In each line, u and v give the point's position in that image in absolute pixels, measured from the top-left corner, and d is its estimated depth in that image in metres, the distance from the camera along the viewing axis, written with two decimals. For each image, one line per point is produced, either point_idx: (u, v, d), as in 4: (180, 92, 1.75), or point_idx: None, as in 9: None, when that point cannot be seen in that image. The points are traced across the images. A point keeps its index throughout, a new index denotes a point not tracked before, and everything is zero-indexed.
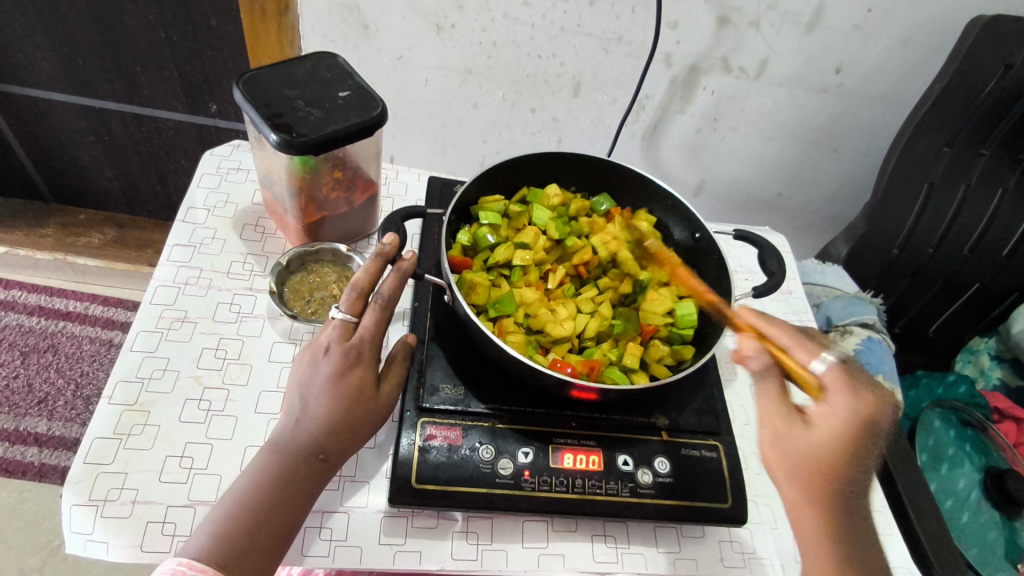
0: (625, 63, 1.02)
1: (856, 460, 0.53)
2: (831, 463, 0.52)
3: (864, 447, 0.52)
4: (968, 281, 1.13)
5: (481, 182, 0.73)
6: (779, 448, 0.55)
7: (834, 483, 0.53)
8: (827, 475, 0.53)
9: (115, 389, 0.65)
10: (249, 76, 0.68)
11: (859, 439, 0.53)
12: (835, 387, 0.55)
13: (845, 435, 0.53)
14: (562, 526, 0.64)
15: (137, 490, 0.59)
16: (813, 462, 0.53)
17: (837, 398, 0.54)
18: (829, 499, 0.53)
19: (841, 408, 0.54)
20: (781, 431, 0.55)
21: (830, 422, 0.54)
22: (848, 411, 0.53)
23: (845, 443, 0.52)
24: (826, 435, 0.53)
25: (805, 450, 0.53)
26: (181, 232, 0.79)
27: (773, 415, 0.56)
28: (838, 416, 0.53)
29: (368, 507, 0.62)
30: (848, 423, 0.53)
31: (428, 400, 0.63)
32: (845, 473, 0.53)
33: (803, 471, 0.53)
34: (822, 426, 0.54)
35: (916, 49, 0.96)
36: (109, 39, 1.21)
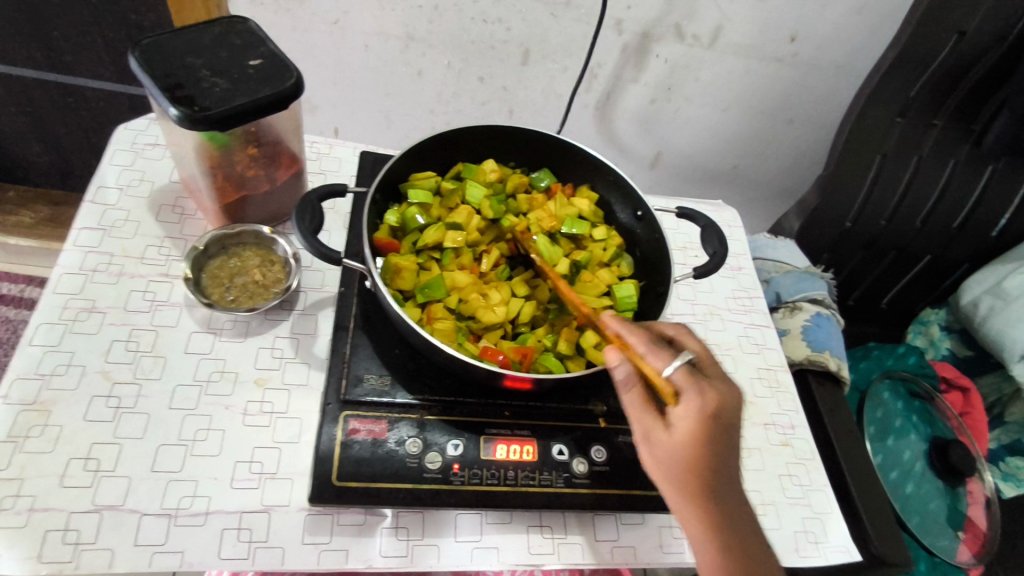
0: (574, 29, 0.97)
1: (717, 458, 0.48)
2: (698, 467, 0.48)
3: (721, 441, 0.48)
4: (920, 252, 1.13)
5: (411, 157, 0.69)
6: (651, 455, 0.51)
7: (705, 481, 0.49)
8: (699, 479, 0.49)
9: (13, 385, 0.60)
10: (147, 44, 0.62)
11: (714, 436, 0.47)
12: (687, 389, 0.48)
13: (701, 437, 0.47)
14: (495, 518, 0.62)
15: (34, 497, 0.55)
16: (681, 471, 0.49)
17: (687, 397, 0.48)
18: (703, 502, 0.49)
19: (692, 413, 0.47)
20: (648, 441, 0.51)
21: (683, 425, 0.48)
22: (699, 410, 0.47)
23: (701, 446, 0.47)
24: (682, 438, 0.48)
25: (670, 456, 0.49)
26: (90, 214, 0.73)
27: (642, 426, 0.51)
28: (693, 421, 0.47)
29: (292, 505, 0.59)
30: (702, 425, 0.47)
31: (351, 393, 0.60)
32: (713, 476, 0.49)
33: (675, 477, 0.49)
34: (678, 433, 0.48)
35: (870, 17, 0.93)
36: (21, 3, 1.12)
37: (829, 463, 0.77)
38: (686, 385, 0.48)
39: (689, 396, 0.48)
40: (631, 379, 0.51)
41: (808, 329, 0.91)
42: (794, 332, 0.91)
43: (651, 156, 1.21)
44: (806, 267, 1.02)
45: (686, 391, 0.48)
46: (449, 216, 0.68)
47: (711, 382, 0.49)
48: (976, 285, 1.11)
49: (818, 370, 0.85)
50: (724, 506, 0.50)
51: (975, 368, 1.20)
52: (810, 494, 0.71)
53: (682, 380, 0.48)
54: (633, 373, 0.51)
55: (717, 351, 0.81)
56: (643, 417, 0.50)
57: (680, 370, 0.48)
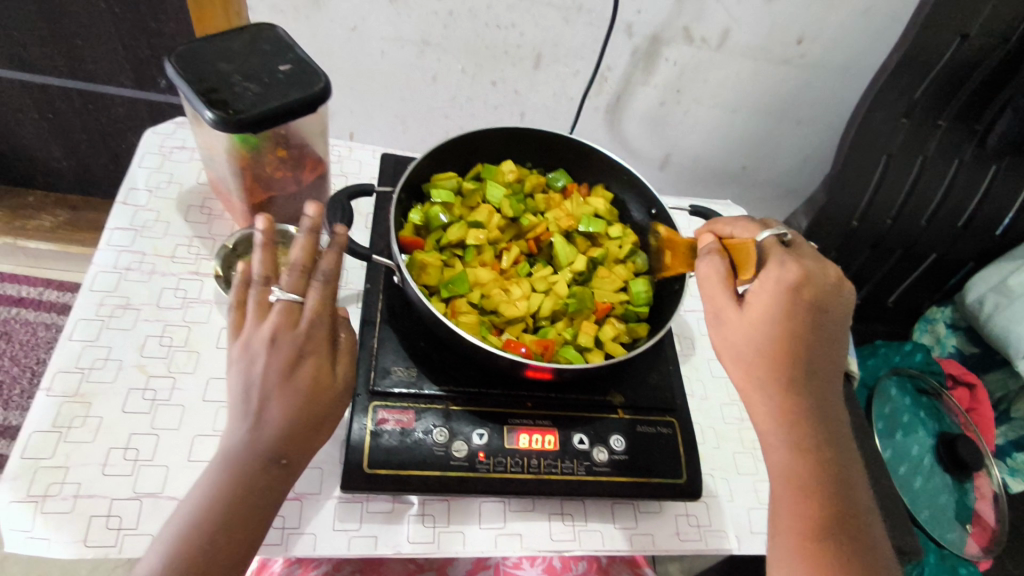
0: (586, 33, 1.00)
1: (791, 326, 0.55)
2: (780, 336, 0.55)
3: (805, 313, 0.55)
4: (926, 251, 1.15)
5: (433, 158, 0.71)
6: (723, 330, 0.58)
7: (778, 352, 0.55)
8: (779, 346, 0.55)
9: (55, 379, 0.63)
10: (181, 50, 0.64)
11: (797, 305, 0.54)
12: (773, 257, 0.56)
13: (775, 304, 0.55)
14: (518, 506, 0.64)
15: (79, 484, 0.58)
16: (761, 339, 0.55)
17: (772, 266, 0.55)
18: (784, 371, 0.55)
19: (770, 283, 0.55)
20: (721, 317, 0.57)
21: (766, 294, 0.55)
22: (783, 277, 0.54)
23: (785, 313, 0.54)
24: (764, 307, 0.55)
25: (744, 324, 0.56)
26: (121, 215, 0.76)
27: (714, 300, 0.58)
28: (768, 287, 0.55)
29: (323, 494, 0.61)
30: (785, 291, 0.54)
31: (379, 384, 0.62)
32: (795, 346, 0.55)
33: (749, 345, 0.56)
34: (755, 301, 0.56)
35: (875, 20, 0.96)
36: (47, 12, 1.15)
37: None
38: (772, 254, 0.56)
39: (769, 268, 0.56)
40: (711, 250, 0.58)
41: None
42: None
43: (660, 157, 1.23)
44: None
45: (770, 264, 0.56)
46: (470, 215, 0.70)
47: (805, 257, 0.57)
48: (980, 283, 1.13)
49: None
50: (800, 381, 0.55)
51: (982, 365, 1.22)
52: None
53: (770, 253, 0.57)
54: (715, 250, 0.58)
55: None
56: (721, 289, 0.57)
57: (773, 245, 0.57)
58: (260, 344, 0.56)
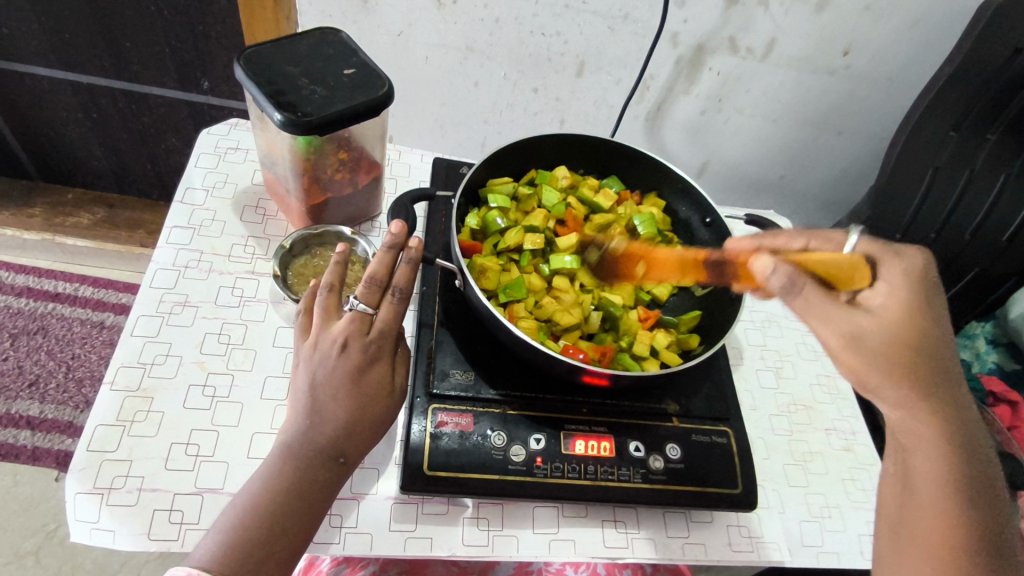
0: (630, 42, 0.99)
1: (930, 327, 0.52)
2: (921, 341, 0.52)
3: (932, 309, 0.53)
4: (968, 266, 1.11)
5: (489, 164, 0.72)
6: (863, 353, 0.51)
7: (930, 361, 0.52)
8: (928, 352, 0.52)
9: (118, 374, 0.64)
10: (250, 52, 0.66)
11: (927, 302, 0.53)
12: (885, 261, 0.55)
13: (912, 307, 0.52)
14: (572, 512, 0.64)
15: (143, 478, 0.58)
16: (906, 348, 0.51)
17: (890, 271, 0.54)
18: (931, 378, 0.52)
19: (896, 284, 0.53)
20: (860, 338, 0.51)
21: (897, 298, 0.52)
22: (911, 276, 0.53)
23: (921, 314, 0.52)
24: (898, 312, 0.52)
25: (890, 339, 0.51)
26: (179, 214, 0.77)
27: (847, 324, 0.50)
28: (897, 293, 0.52)
29: (379, 494, 0.61)
30: (914, 289, 0.53)
31: (438, 387, 0.63)
32: (939, 348, 0.53)
33: (896, 360, 0.51)
34: (886, 308, 0.52)
35: (926, 32, 0.94)
36: (97, 13, 1.17)
37: None
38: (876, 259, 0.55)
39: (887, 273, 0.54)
40: (798, 281, 0.51)
41: None
42: None
43: (698, 166, 1.22)
44: None
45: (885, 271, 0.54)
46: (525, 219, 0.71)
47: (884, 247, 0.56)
48: None
49: None
50: (943, 382, 0.53)
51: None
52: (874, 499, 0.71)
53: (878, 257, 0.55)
54: (800, 274, 0.51)
55: (778, 357, 0.82)
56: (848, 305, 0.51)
57: (870, 252, 0.55)
58: (330, 347, 0.57)
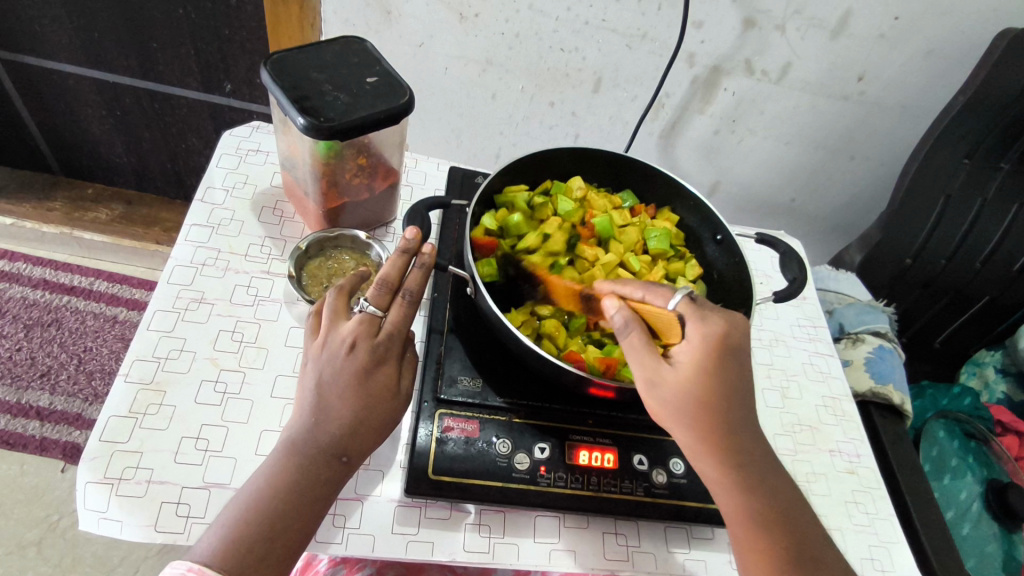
0: (647, 61, 1.00)
1: (725, 381, 0.53)
2: (707, 405, 0.53)
3: (727, 370, 0.53)
4: (978, 294, 1.11)
5: (507, 173, 0.74)
6: (659, 400, 0.54)
7: (718, 412, 0.53)
8: (714, 415, 0.53)
9: (132, 366, 0.65)
10: (277, 58, 0.67)
11: (719, 366, 0.53)
12: (691, 323, 0.54)
13: (708, 367, 0.53)
14: (574, 522, 0.64)
15: (152, 470, 0.59)
16: (691, 411, 0.53)
17: (689, 331, 0.54)
18: (724, 424, 0.54)
19: (699, 346, 0.53)
20: (655, 384, 0.53)
21: (690, 363, 0.53)
22: (704, 345, 0.53)
23: (712, 378, 0.53)
24: (688, 375, 0.53)
25: (680, 395, 0.53)
26: (199, 212, 0.79)
27: (646, 370, 0.54)
28: (698, 351, 0.53)
29: (383, 496, 0.62)
30: (711, 347, 0.53)
31: (445, 392, 0.64)
32: (726, 410, 0.53)
33: (687, 411, 0.53)
34: (685, 364, 0.54)
35: (942, 63, 0.94)
36: (126, 15, 1.19)
37: (895, 498, 0.78)
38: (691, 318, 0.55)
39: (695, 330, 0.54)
40: (631, 324, 0.54)
41: (871, 360, 0.91)
42: (857, 363, 0.91)
43: (710, 184, 1.23)
44: (869, 300, 1.02)
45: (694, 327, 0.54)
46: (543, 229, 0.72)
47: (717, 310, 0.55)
48: None
49: (882, 404, 0.86)
50: (736, 439, 0.54)
51: None
52: (876, 523, 0.71)
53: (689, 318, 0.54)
54: (636, 320, 0.54)
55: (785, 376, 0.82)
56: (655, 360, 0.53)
57: (684, 307, 0.55)
58: (339, 347, 0.58)
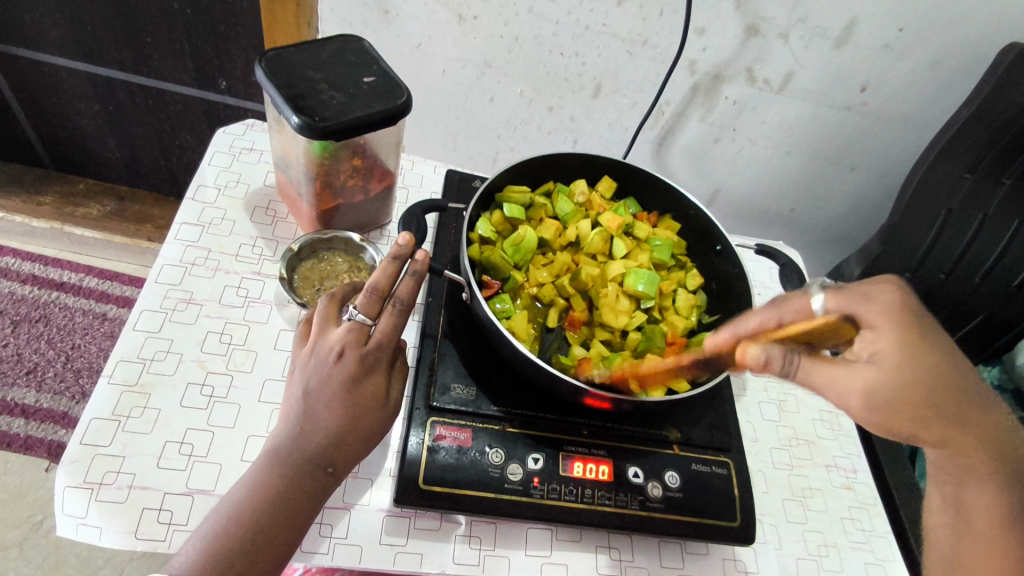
0: (648, 67, 1.00)
1: (939, 357, 0.51)
2: (939, 385, 0.51)
3: (931, 345, 0.51)
4: (976, 309, 1.07)
5: (510, 173, 0.72)
6: (879, 410, 0.50)
7: (944, 394, 0.51)
8: (940, 400, 0.51)
9: (117, 367, 0.63)
10: (273, 55, 0.66)
11: (922, 342, 0.51)
12: (859, 309, 0.52)
13: (912, 349, 0.50)
14: (565, 535, 0.63)
15: (134, 475, 0.58)
16: (912, 403, 0.50)
17: (872, 321, 0.52)
18: (952, 407, 0.51)
19: (888, 331, 0.51)
20: (868, 396, 0.49)
21: (891, 351, 0.50)
22: (896, 322, 0.51)
23: (924, 359, 0.50)
24: (894, 364, 0.50)
25: (899, 396, 0.50)
26: (190, 211, 0.77)
27: (854, 386, 0.49)
28: (884, 341, 0.51)
29: (371, 505, 0.60)
30: (903, 321, 0.51)
31: (438, 400, 0.62)
32: (952, 384, 0.51)
33: (913, 406, 0.50)
34: (885, 358, 0.50)
35: (943, 76, 0.94)
36: (121, 8, 1.18)
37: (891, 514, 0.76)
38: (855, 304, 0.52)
39: (872, 319, 0.51)
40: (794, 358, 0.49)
41: None
42: None
43: (709, 193, 1.22)
44: None
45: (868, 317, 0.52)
46: (518, 238, 0.68)
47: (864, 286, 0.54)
48: None
49: None
50: (965, 413, 0.52)
51: None
52: (872, 540, 0.70)
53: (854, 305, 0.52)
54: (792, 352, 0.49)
55: (782, 389, 0.81)
56: (851, 367, 0.50)
57: (836, 299, 0.53)
58: (327, 355, 0.57)
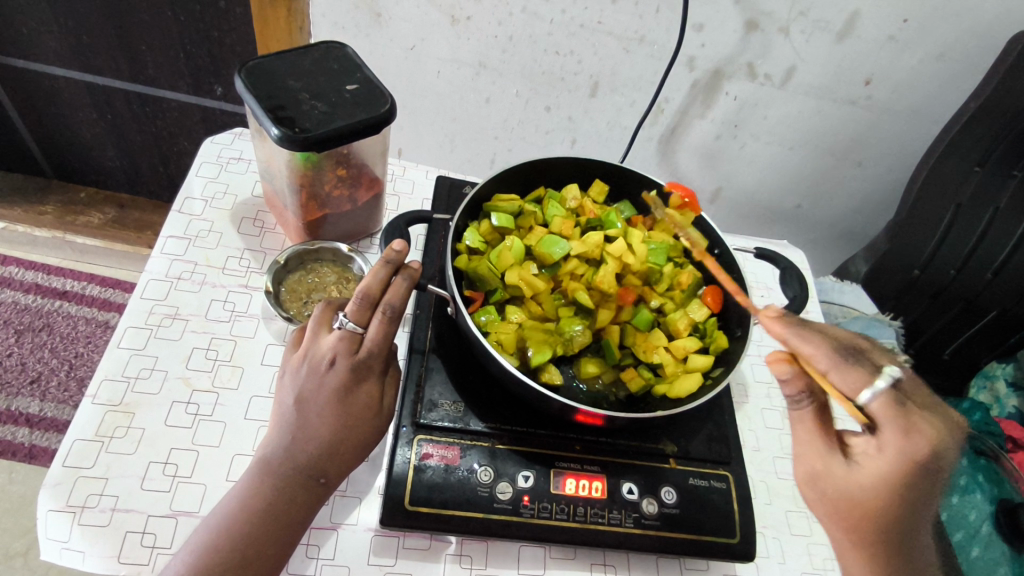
0: (645, 64, 0.97)
1: (914, 495, 0.49)
2: (883, 513, 0.50)
3: (919, 487, 0.49)
4: (988, 306, 1.04)
5: (496, 181, 0.71)
6: (817, 484, 0.53)
7: (889, 521, 0.50)
8: (881, 521, 0.50)
9: (100, 387, 0.62)
10: (252, 65, 0.64)
11: (914, 479, 0.49)
12: (889, 425, 0.49)
13: (894, 476, 0.49)
14: (559, 553, 0.61)
15: (117, 497, 0.57)
16: (853, 506, 0.51)
17: (886, 437, 0.49)
18: (887, 530, 0.51)
19: (892, 450, 0.49)
20: (819, 467, 0.53)
21: (874, 469, 0.50)
22: (900, 457, 0.48)
23: (893, 487, 0.49)
24: (860, 479, 0.50)
25: (843, 492, 0.51)
26: (176, 223, 0.76)
27: (818, 450, 0.53)
28: (887, 453, 0.49)
29: (359, 524, 0.59)
30: (908, 460, 0.48)
31: (425, 416, 0.61)
32: (904, 521, 0.50)
33: (851, 509, 0.51)
34: (865, 464, 0.50)
35: (951, 67, 0.90)
36: (114, 17, 1.17)
37: None
38: (888, 420, 0.49)
39: (890, 430, 0.49)
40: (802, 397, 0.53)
41: None
42: None
43: (712, 191, 1.19)
44: (875, 315, 0.99)
45: (885, 425, 0.49)
46: (504, 249, 0.66)
47: (931, 418, 0.49)
48: None
49: None
50: (895, 543, 0.51)
51: None
52: None
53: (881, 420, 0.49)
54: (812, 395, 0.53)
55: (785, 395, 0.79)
56: (823, 452, 0.52)
57: (884, 406, 0.49)
58: (320, 361, 0.55)
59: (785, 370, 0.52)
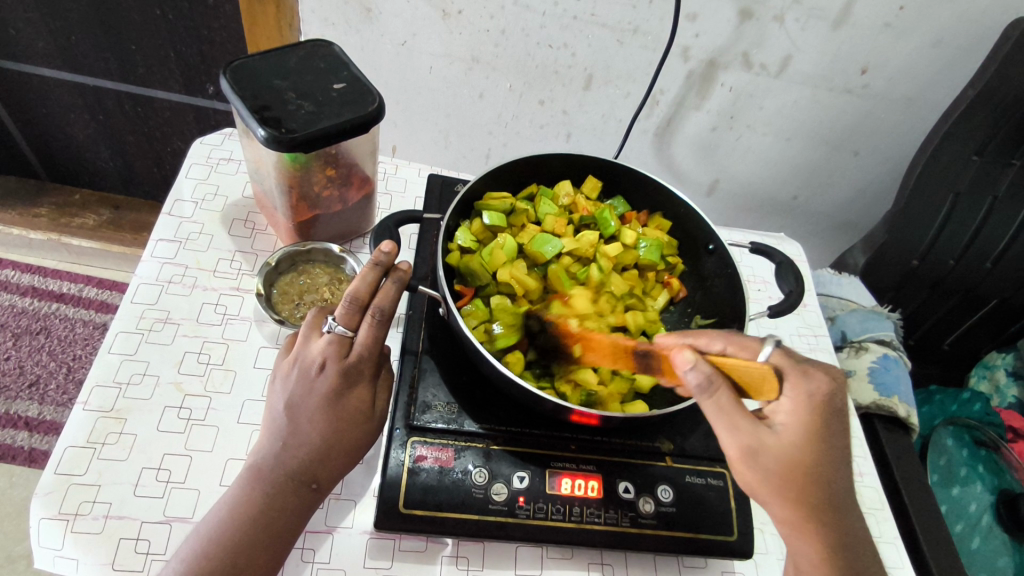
0: (639, 56, 0.96)
1: (832, 444, 0.51)
2: (809, 472, 0.50)
3: (832, 433, 0.51)
4: (988, 295, 1.04)
5: (488, 179, 0.70)
6: (755, 467, 0.50)
7: (820, 479, 0.50)
8: (811, 481, 0.50)
9: (91, 393, 0.62)
10: (237, 65, 0.64)
11: (825, 427, 0.50)
12: (792, 379, 0.51)
13: (813, 427, 0.50)
14: (556, 553, 0.61)
15: (110, 504, 0.56)
16: (788, 472, 0.50)
17: (788, 392, 0.51)
18: (819, 491, 0.50)
19: (800, 400, 0.50)
20: (753, 450, 0.50)
21: (793, 429, 0.50)
22: (808, 404, 0.50)
23: (816, 437, 0.50)
24: (790, 442, 0.50)
25: (783, 464, 0.50)
26: (166, 226, 0.75)
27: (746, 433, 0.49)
28: (796, 407, 0.50)
29: (354, 528, 0.58)
30: (813, 404, 0.50)
31: (419, 418, 0.60)
32: (830, 477, 0.51)
33: (789, 478, 0.50)
34: (785, 429, 0.50)
35: (949, 53, 0.89)
36: (103, 17, 1.16)
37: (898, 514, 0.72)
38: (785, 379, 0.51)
39: (792, 384, 0.51)
40: (713, 379, 0.47)
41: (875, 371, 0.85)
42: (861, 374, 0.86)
43: (709, 183, 1.18)
44: (873, 305, 0.98)
45: (789, 380, 0.51)
46: (497, 247, 0.66)
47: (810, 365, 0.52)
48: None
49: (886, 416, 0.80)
50: (829, 500, 0.51)
51: None
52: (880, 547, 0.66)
53: (785, 372, 0.51)
54: (718, 374, 0.48)
55: None
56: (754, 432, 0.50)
57: (778, 358, 0.51)
58: (310, 366, 0.55)
59: (689, 358, 0.47)
